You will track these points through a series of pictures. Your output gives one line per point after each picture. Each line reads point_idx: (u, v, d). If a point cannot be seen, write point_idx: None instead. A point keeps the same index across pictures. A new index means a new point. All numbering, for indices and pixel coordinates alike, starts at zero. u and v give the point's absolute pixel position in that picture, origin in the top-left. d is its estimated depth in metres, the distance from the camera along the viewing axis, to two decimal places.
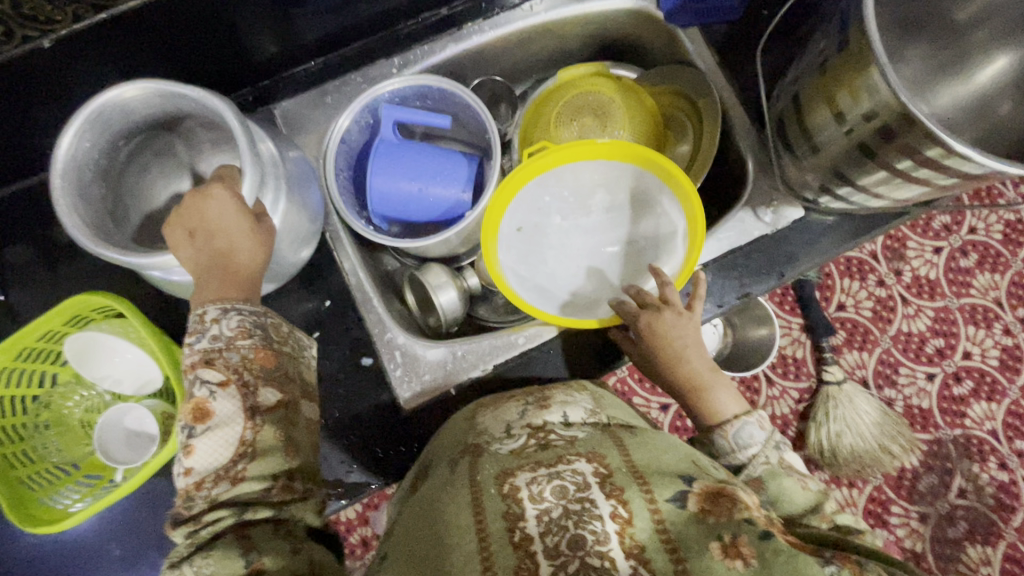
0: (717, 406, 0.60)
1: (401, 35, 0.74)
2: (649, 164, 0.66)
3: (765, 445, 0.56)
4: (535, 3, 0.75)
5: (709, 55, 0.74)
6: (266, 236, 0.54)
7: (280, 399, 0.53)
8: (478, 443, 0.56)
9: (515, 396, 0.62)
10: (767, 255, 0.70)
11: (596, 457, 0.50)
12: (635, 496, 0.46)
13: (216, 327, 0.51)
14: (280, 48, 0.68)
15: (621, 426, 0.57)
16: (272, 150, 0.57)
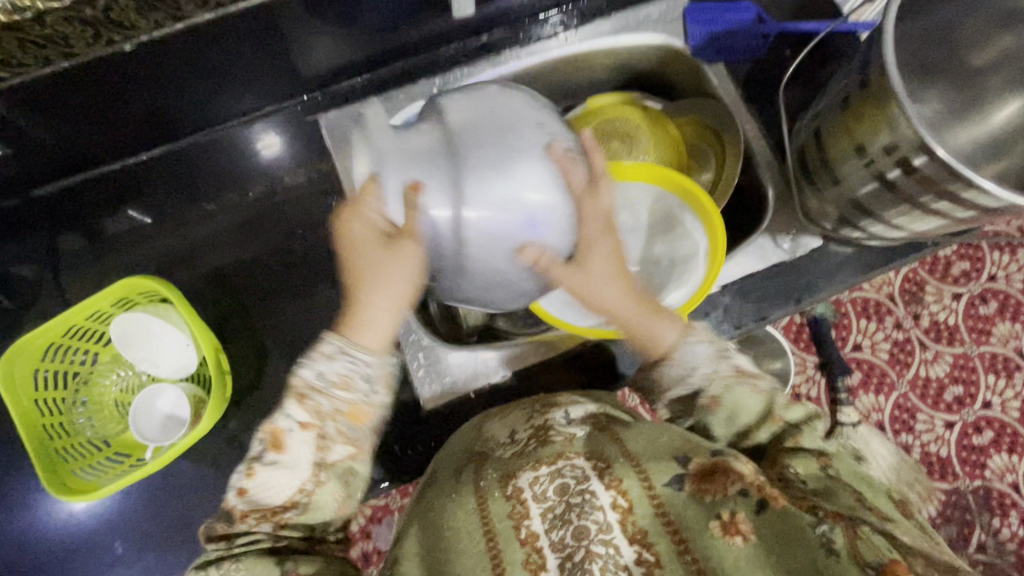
0: (652, 337, 0.53)
1: (442, 58, 0.79)
2: (673, 184, 0.70)
3: (711, 363, 0.52)
4: (569, 35, 0.80)
5: (733, 89, 0.78)
6: None
7: (349, 454, 0.48)
8: (482, 450, 0.58)
9: (522, 404, 0.62)
10: (784, 281, 0.72)
11: (596, 454, 0.51)
12: (633, 483, 0.47)
13: (325, 366, 0.48)
14: (330, 64, 0.73)
15: (620, 420, 0.58)
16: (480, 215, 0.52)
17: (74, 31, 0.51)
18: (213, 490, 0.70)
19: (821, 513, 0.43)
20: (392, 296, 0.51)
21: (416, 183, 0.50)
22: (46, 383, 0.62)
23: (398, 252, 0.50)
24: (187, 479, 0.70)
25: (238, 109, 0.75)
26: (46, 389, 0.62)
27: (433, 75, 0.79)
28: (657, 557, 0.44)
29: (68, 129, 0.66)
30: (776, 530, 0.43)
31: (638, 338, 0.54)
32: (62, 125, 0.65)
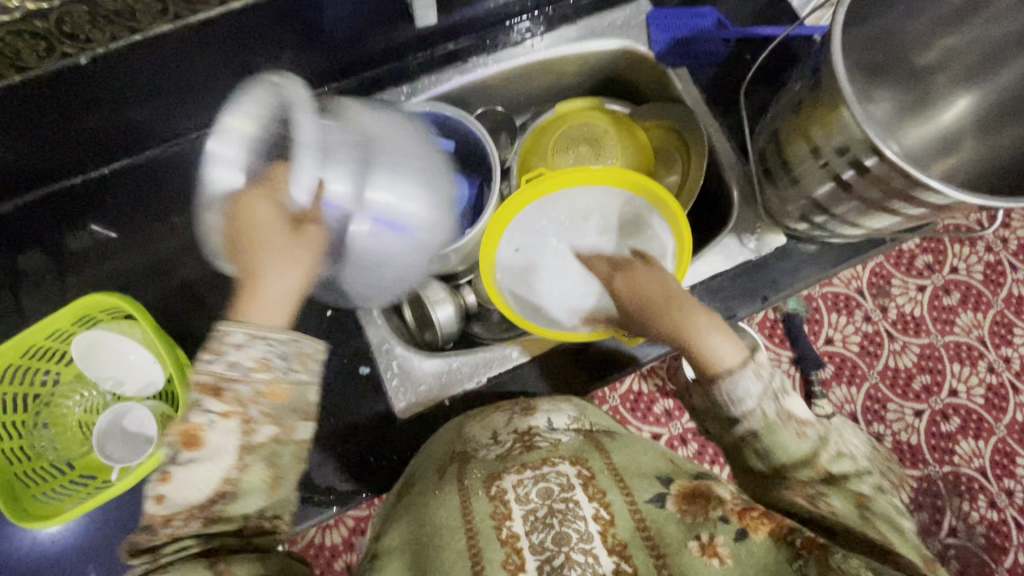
0: (713, 352, 0.52)
1: (410, 66, 0.79)
2: (638, 188, 0.71)
3: (763, 399, 0.50)
4: (536, 42, 0.80)
5: (697, 93, 0.79)
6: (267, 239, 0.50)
7: (275, 436, 0.47)
8: (465, 450, 0.58)
9: (501, 406, 0.63)
10: (751, 279, 0.74)
11: (580, 460, 0.52)
12: (616, 498, 0.48)
13: (233, 354, 0.45)
14: (296, 74, 0.73)
15: (603, 432, 0.60)
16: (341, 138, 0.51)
17: (25, 44, 0.51)
18: None
19: (797, 543, 0.43)
20: (283, 260, 0.48)
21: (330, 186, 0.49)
22: (6, 406, 0.60)
23: (309, 235, 0.49)
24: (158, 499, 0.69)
25: (199, 121, 0.73)
26: (5, 412, 0.60)
27: (402, 83, 0.79)
28: (633, 570, 0.44)
29: (24, 144, 0.64)
30: (754, 559, 0.44)
31: (699, 350, 0.52)
32: (14, 140, 0.63)
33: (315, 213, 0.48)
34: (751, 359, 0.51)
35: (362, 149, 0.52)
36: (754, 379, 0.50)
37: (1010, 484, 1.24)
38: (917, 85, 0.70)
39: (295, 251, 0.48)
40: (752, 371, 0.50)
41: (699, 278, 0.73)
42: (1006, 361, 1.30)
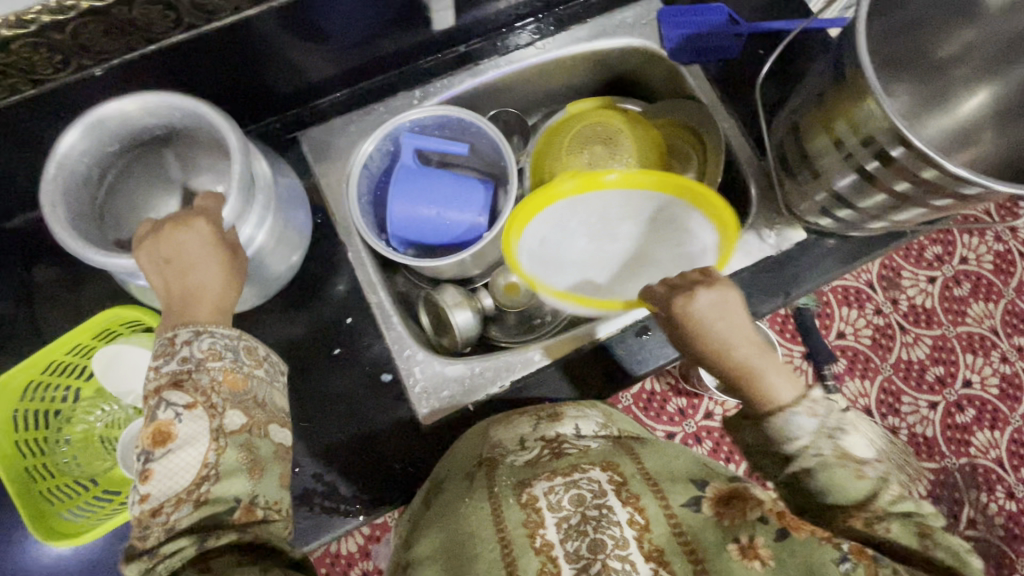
0: (771, 390, 0.55)
1: (422, 70, 0.78)
2: (696, 198, 0.67)
3: (819, 435, 0.51)
4: (547, 42, 0.80)
5: (710, 90, 0.79)
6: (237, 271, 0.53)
7: (247, 423, 0.48)
8: (492, 456, 0.56)
9: (526, 412, 0.62)
10: (773, 275, 0.73)
11: (610, 465, 0.51)
12: (650, 502, 0.47)
13: (186, 349, 0.47)
14: (309, 81, 0.72)
15: (631, 437, 0.59)
16: (266, 172, 0.56)
17: (41, 57, 0.50)
18: None
19: (845, 547, 0.42)
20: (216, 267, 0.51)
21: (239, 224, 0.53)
22: (27, 423, 0.60)
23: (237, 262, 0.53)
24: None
25: None
26: (26, 430, 0.60)
27: (413, 87, 0.78)
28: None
29: (37, 157, 0.64)
30: (795, 559, 0.43)
31: (758, 389, 0.55)
32: (27, 153, 0.62)
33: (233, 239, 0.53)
34: (807, 396, 0.53)
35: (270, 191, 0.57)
36: (806, 414, 0.52)
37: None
38: (932, 76, 0.70)
39: (227, 264, 0.51)
40: (801, 407, 0.53)
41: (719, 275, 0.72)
42: (1019, 350, 1.29)
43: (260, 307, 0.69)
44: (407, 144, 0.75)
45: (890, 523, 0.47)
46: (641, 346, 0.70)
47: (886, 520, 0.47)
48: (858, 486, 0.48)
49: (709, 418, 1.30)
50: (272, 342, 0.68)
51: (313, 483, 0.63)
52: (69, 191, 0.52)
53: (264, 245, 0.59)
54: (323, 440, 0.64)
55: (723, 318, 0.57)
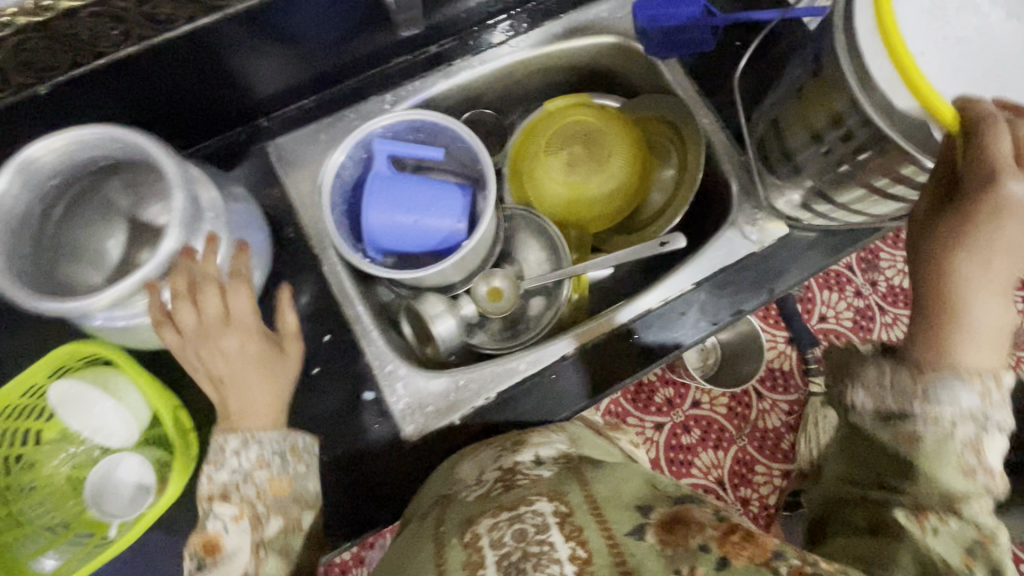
0: (969, 354, 0.48)
1: (392, 72, 0.75)
2: None
3: (968, 416, 0.47)
4: (520, 41, 0.78)
5: (687, 83, 0.78)
6: (279, 370, 0.57)
7: (284, 527, 0.52)
8: (448, 493, 0.57)
9: (495, 441, 0.64)
10: (754, 271, 0.72)
11: (558, 495, 0.51)
12: (593, 533, 0.46)
13: (235, 460, 0.52)
14: (275, 88, 0.69)
15: (589, 461, 0.58)
16: (215, 198, 0.55)
17: None
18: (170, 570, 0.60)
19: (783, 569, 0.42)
20: (258, 374, 0.55)
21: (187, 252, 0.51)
22: None
23: (289, 353, 0.59)
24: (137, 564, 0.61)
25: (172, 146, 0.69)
26: None
27: (383, 91, 0.75)
28: None
29: None
30: None
31: (958, 348, 0.49)
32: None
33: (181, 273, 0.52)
34: (994, 378, 0.48)
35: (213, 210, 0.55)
36: (968, 389, 0.48)
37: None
38: None
39: (269, 371, 0.56)
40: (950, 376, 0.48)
41: (703, 275, 0.72)
42: None
43: None
44: (379, 151, 0.72)
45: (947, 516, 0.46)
46: (626, 351, 0.70)
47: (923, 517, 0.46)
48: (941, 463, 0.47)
49: (696, 407, 1.31)
50: None
51: None
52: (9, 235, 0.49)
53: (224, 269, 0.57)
54: None
55: (1001, 234, 0.46)
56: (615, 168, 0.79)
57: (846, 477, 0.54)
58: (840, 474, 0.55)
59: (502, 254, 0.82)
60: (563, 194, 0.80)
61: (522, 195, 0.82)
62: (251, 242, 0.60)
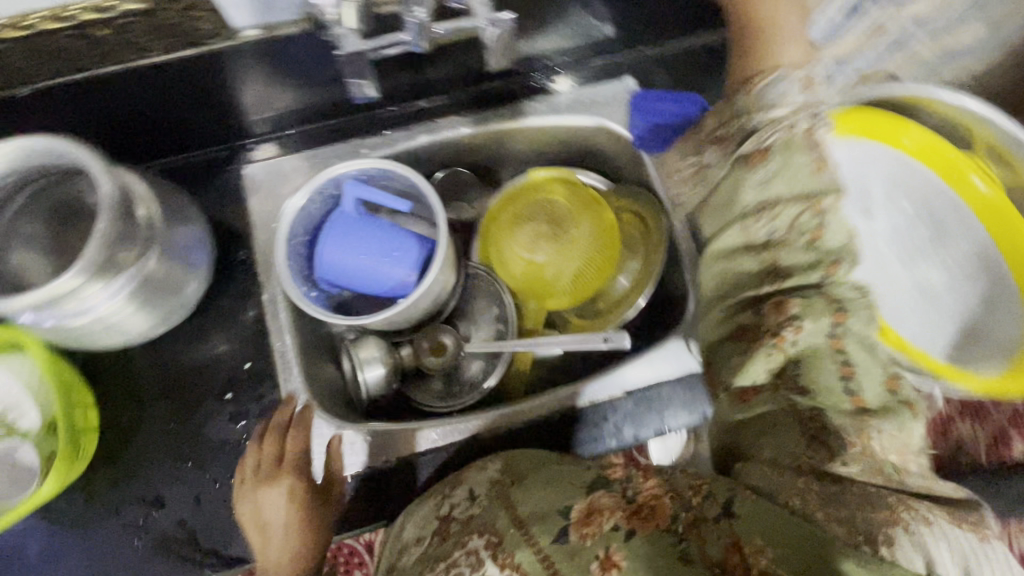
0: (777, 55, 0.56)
1: (379, 118, 0.77)
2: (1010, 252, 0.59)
3: (798, 105, 0.52)
4: (511, 110, 0.78)
5: (670, 183, 0.77)
6: (315, 513, 0.61)
7: None
8: (393, 562, 0.54)
9: (429, 495, 0.60)
10: (692, 390, 0.69)
11: (489, 527, 0.49)
12: (523, 554, 0.46)
13: None
14: (259, 116, 0.71)
15: (516, 476, 0.56)
16: (150, 211, 0.57)
17: None
18: (46, 562, 0.61)
19: (678, 529, 0.47)
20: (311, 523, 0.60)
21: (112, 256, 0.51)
22: None
23: (330, 498, 0.64)
24: (11, 555, 0.62)
25: (147, 155, 0.71)
26: None
27: (367, 135, 0.77)
28: None
29: None
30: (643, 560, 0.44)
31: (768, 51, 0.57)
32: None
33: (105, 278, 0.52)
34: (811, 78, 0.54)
35: (145, 223, 0.56)
36: (789, 82, 0.54)
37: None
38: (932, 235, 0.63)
39: (307, 516, 0.60)
40: (752, 147, 0.53)
41: (638, 385, 0.70)
42: None
43: (164, 339, 0.68)
44: (348, 192, 0.73)
45: (802, 320, 0.49)
46: (580, 428, 0.69)
47: (863, 429, 0.49)
48: (792, 171, 0.50)
49: None
50: (165, 377, 0.67)
51: (175, 528, 0.62)
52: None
53: (153, 276, 0.58)
54: (194, 488, 0.63)
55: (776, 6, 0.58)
56: (580, 253, 0.77)
57: (723, 256, 0.56)
58: (713, 278, 0.58)
59: (454, 312, 0.81)
60: (522, 267, 0.79)
61: (486, 257, 0.82)
62: (182, 253, 0.62)
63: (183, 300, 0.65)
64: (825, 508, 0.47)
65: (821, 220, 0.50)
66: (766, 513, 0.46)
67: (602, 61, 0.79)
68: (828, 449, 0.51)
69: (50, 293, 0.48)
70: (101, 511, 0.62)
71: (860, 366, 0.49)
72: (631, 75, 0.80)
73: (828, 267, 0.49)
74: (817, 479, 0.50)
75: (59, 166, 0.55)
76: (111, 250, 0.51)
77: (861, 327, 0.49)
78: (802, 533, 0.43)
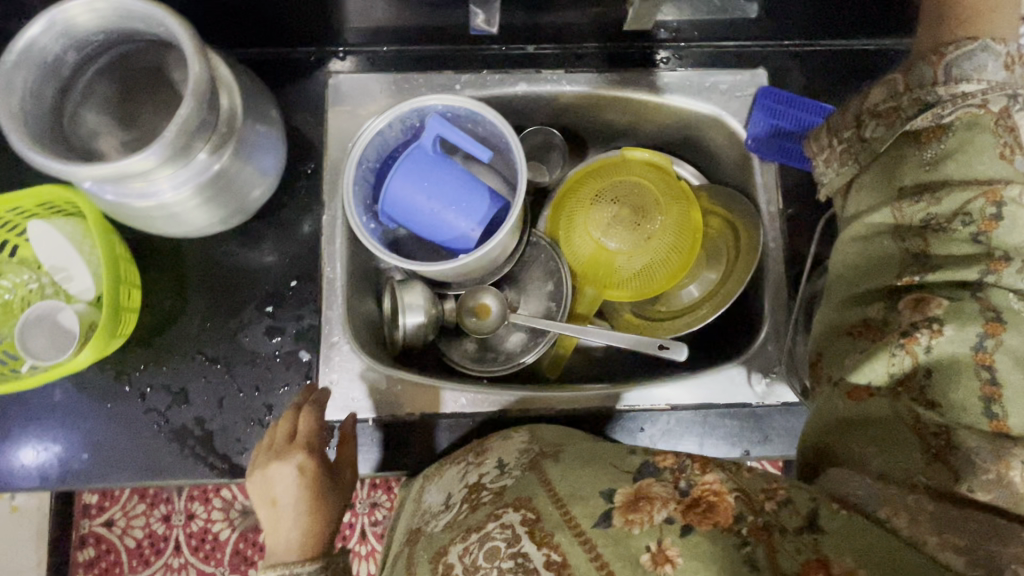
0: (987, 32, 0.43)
1: (480, 54, 0.71)
2: None
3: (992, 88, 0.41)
4: (623, 77, 0.71)
5: (774, 197, 0.70)
6: (334, 497, 0.54)
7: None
8: (421, 525, 0.52)
9: (456, 459, 0.58)
10: (740, 423, 0.65)
11: (523, 502, 0.45)
12: (564, 537, 0.41)
13: None
14: (358, 25, 0.66)
15: (550, 450, 0.51)
16: (232, 104, 0.53)
17: None
18: (66, 423, 0.62)
19: (744, 530, 0.38)
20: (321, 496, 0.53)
21: (185, 144, 0.49)
22: None
23: (343, 479, 0.56)
24: (33, 409, 0.62)
25: (234, 41, 0.67)
26: None
27: (461, 70, 0.71)
28: None
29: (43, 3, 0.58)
30: (703, 559, 0.38)
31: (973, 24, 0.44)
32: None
33: (175, 165, 0.50)
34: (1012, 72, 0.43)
35: (225, 117, 0.53)
36: (994, 55, 0.42)
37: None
38: None
39: (320, 504, 0.52)
40: (927, 120, 0.43)
41: (686, 403, 0.65)
42: None
43: (217, 235, 0.66)
44: (430, 127, 0.67)
45: (943, 324, 0.39)
46: (613, 430, 0.66)
47: (1003, 455, 0.36)
48: (971, 155, 0.41)
49: None
50: (211, 274, 0.65)
51: (192, 423, 0.62)
52: (36, 82, 0.49)
53: (223, 174, 0.56)
54: (218, 391, 0.63)
55: None
56: (657, 250, 0.71)
57: (863, 235, 0.44)
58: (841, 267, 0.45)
59: (507, 277, 0.77)
60: (589, 248, 0.74)
61: (553, 228, 0.76)
62: (256, 158, 0.59)
63: (245, 203, 0.62)
64: (939, 530, 0.35)
65: (996, 212, 0.39)
66: (869, 541, 0.36)
67: (734, 46, 0.71)
68: (954, 467, 0.37)
69: (121, 169, 0.46)
70: (127, 389, 0.62)
71: (1011, 389, 0.37)
72: (764, 67, 0.71)
73: (993, 262, 0.39)
74: (933, 498, 0.36)
75: (153, 33, 0.52)
76: (186, 137, 0.48)
77: (1019, 342, 0.37)
78: (895, 556, 0.35)
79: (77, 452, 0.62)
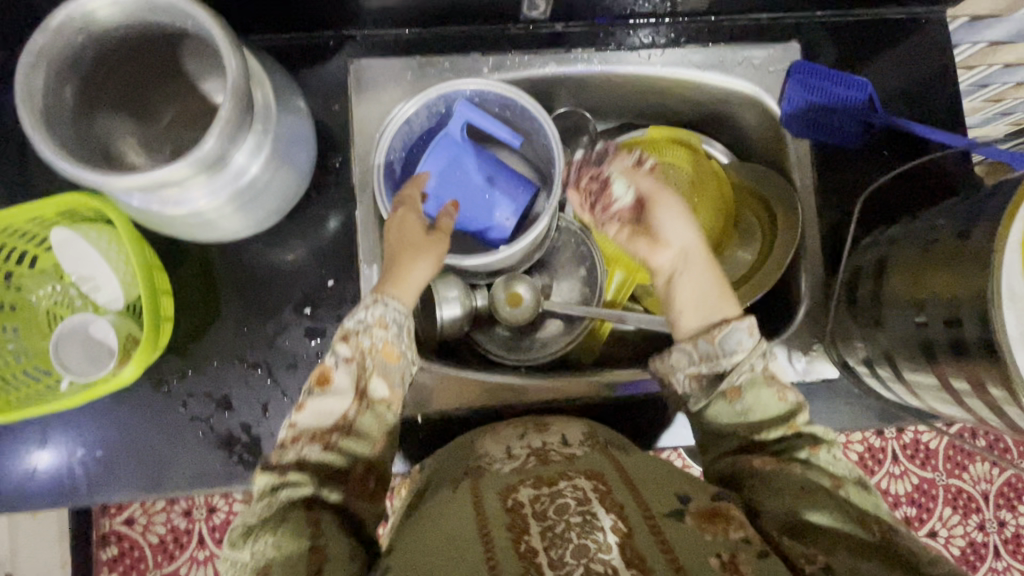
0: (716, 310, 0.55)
1: (506, 35, 0.69)
2: None
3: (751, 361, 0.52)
4: (654, 53, 0.69)
5: (809, 171, 0.69)
6: (437, 245, 0.57)
7: (387, 396, 0.50)
8: (478, 465, 0.52)
9: (514, 422, 0.59)
10: None
11: (596, 475, 0.46)
12: (634, 511, 0.42)
13: (366, 310, 0.51)
14: (380, 7, 0.63)
15: (618, 447, 0.53)
16: (267, 99, 0.51)
17: None
18: (107, 437, 0.60)
19: None
20: (432, 258, 0.56)
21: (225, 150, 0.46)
22: None
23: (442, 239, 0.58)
24: (74, 424, 0.61)
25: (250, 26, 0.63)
26: None
27: (487, 52, 0.68)
28: None
29: None
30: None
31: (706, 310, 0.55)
32: None
33: (215, 171, 0.48)
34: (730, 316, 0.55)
35: (261, 117, 0.50)
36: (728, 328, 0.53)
37: (993, 569, 1.24)
38: None
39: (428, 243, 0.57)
40: None
41: None
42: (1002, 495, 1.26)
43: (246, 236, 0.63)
44: (459, 114, 0.65)
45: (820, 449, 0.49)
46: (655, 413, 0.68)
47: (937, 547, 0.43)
48: None
49: None
50: (243, 277, 0.63)
51: (239, 430, 0.61)
52: (54, 83, 0.46)
53: (257, 180, 0.53)
54: (261, 396, 0.61)
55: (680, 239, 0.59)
56: None
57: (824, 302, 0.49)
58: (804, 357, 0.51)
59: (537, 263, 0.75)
60: None
61: None
62: (292, 158, 0.57)
63: (279, 206, 0.59)
64: None
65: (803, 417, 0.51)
66: None
67: (767, 19, 0.70)
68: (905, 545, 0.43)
69: (157, 180, 0.43)
70: (166, 399, 0.61)
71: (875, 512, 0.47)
72: (796, 40, 0.69)
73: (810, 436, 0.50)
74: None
75: (176, 26, 0.48)
76: (226, 144, 0.46)
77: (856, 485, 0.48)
78: None
79: (122, 466, 0.60)
